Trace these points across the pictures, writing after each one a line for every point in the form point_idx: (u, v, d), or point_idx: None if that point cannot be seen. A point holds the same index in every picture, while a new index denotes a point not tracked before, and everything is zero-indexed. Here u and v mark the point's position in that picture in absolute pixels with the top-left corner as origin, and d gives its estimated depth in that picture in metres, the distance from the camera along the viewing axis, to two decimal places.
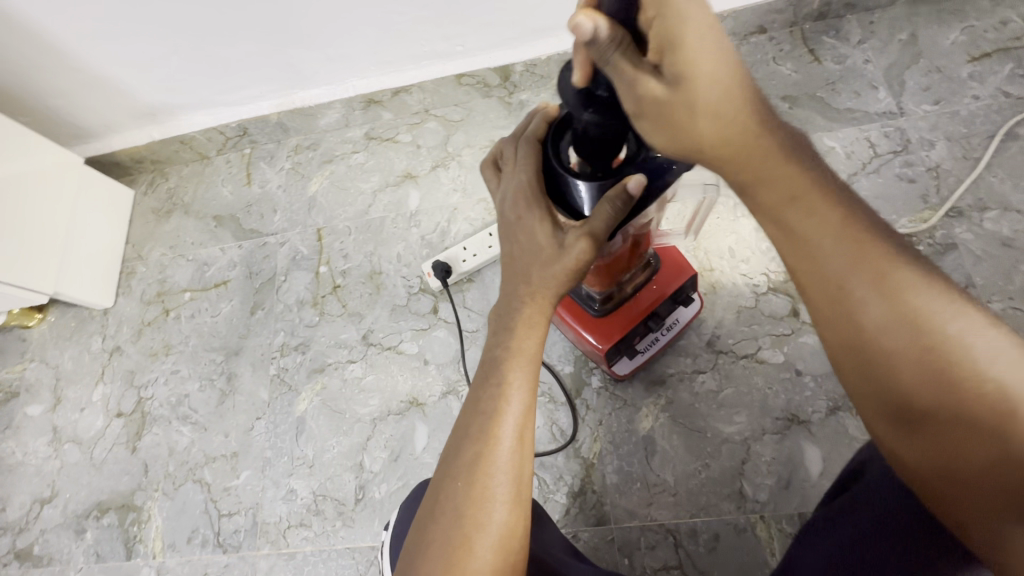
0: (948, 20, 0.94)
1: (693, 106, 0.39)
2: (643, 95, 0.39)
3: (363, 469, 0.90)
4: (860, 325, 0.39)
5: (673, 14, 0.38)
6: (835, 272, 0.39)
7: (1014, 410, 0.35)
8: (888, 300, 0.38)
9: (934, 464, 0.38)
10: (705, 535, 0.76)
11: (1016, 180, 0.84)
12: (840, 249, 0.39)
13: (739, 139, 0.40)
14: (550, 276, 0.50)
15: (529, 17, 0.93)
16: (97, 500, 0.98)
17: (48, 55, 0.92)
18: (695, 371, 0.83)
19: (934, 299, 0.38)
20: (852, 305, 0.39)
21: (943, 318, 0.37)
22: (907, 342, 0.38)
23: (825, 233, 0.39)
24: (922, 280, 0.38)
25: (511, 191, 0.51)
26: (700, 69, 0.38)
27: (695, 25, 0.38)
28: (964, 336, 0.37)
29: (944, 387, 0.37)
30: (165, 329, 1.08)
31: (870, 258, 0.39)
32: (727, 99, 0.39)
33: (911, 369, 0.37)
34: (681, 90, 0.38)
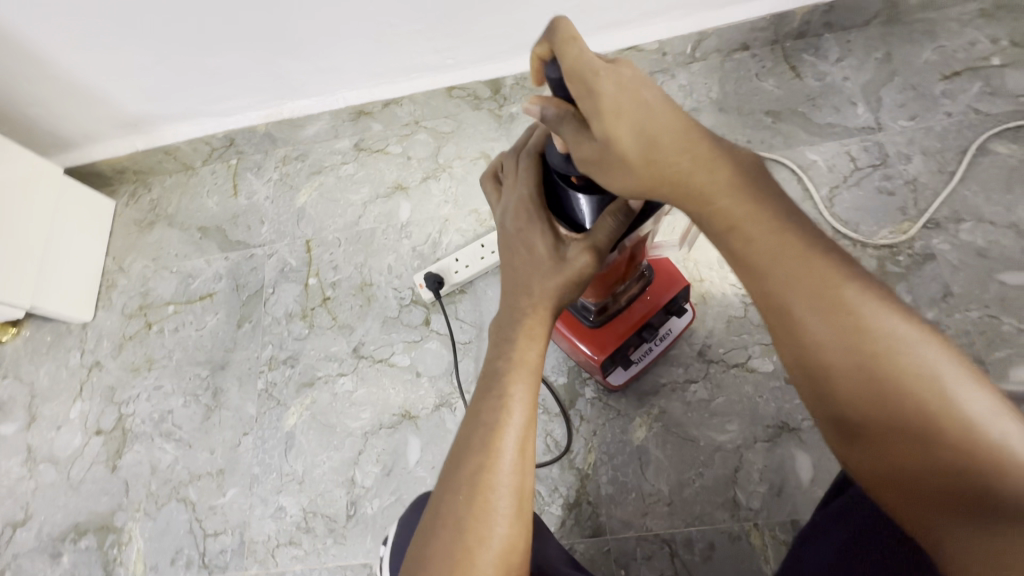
0: (921, 40, 0.98)
1: (622, 159, 0.39)
2: (584, 157, 0.41)
3: (354, 484, 0.88)
4: (804, 344, 0.38)
5: (587, 82, 0.39)
6: (777, 290, 0.38)
7: (947, 417, 0.35)
8: (829, 318, 0.37)
9: (880, 474, 0.37)
10: (700, 543, 0.76)
11: (989, 193, 0.88)
12: (781, 268, 0.38)
13: (673, 168, 0.39)
14: (551, 288, 0.50)
15: (520, 31, 0.94)
16: (75, 522, 0.94)
17: (27, 63, 0.90)
18: (686, 381, 0.84)
19: (876, 311, 0.37)
20: (795, 326, 0.38)
21: (882, 330, 0.36)
22: (849, 358, 0.37)
23: (765, 252, 0.38)
24: (863, 296, 0.37)
25: (512, 204, 0.51)
26: (623, 126, 0.39)
27: (607, 90, 0.39)
28: (904, 349, 0.36)
29: (887, 400, 0.36)
30: (147, 343, 1.05)
31: (812, 275, 0.38)
32: (648, 145, 0.39)
33: (856, 385, 0.37)
34: (608, 147, 0.39)
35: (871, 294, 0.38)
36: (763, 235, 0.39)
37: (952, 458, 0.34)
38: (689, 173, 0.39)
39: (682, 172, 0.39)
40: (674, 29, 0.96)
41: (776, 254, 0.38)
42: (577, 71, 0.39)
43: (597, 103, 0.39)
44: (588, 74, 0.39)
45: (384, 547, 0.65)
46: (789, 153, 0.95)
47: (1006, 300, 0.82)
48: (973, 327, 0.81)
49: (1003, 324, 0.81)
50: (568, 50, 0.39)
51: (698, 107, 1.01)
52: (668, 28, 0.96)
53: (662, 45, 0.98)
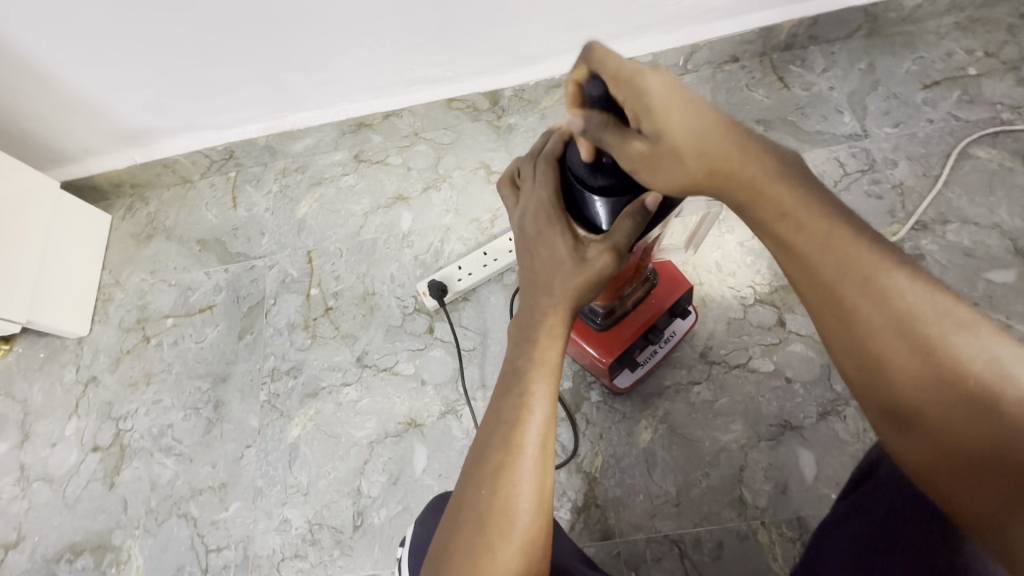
0: (901, 52, 1.02)
1: (677, 153, 0.41)
2: (631, 156, 0.42)
3: (360, 494, 0.88)
4: (856, 328, 0.40)
5: (636, 84, 0.40)
6: (828, 276, 0.41)
7: (1002, 399, 0.36)
8: (881, 301, 0.39)
9: (931, 459, 0.39)
10: (709, 543, 0.77)
11: (972, 196, 0.92)
12: (833, 257, 0.41)
13: (730, 162, 0.42)
14: (570, 286, 0.51)
15: (518, 44, 0.97)
16: (71, 542, 0.92)
17: (27, 77, 0.90)
18: (690, 382, 0.85)
19: (923, 296, 0.40)
20: (848, 311, 0.40)
21: (931, 313, 0.39)
22: (901, 340, 0.39)
23: (818, 242, 0.41)
24: (912, 283, 0.40)
25: (532, 207, 0.53)
26: (674, 123, 0.41)
27: (657, 88, 0.40)
28: (954, 334, 0.38)
29: (942, 381, 0.38)
30: (145, 357, 1.04)
31: (861, 263, 0.40)
32: (704, 139, 0.41)
33: (909, 367, 0.39)
34: (661, 143, 0.41)
35: (918, 282, 0.40)
36: (815, 225, 0.41)
37: (1008, 439, 0.36)
38: (744, 168, 0.42)
39: (737, 167, 0.42)
40: (666, 41, 1.00)
41: (828, 244, 0.41)
42: (625, 77, 0.40)
43: (647, 106, 0.40)
44: (632, 80, 0.40)
45: (400, 550, 0.65)
46: None
47: (994, 298, 0.85)
48: None
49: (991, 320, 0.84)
50: (608, 63, 0.40)
51: None
52: (662, 41, 1.00)
53: (655, 57, 1.01)
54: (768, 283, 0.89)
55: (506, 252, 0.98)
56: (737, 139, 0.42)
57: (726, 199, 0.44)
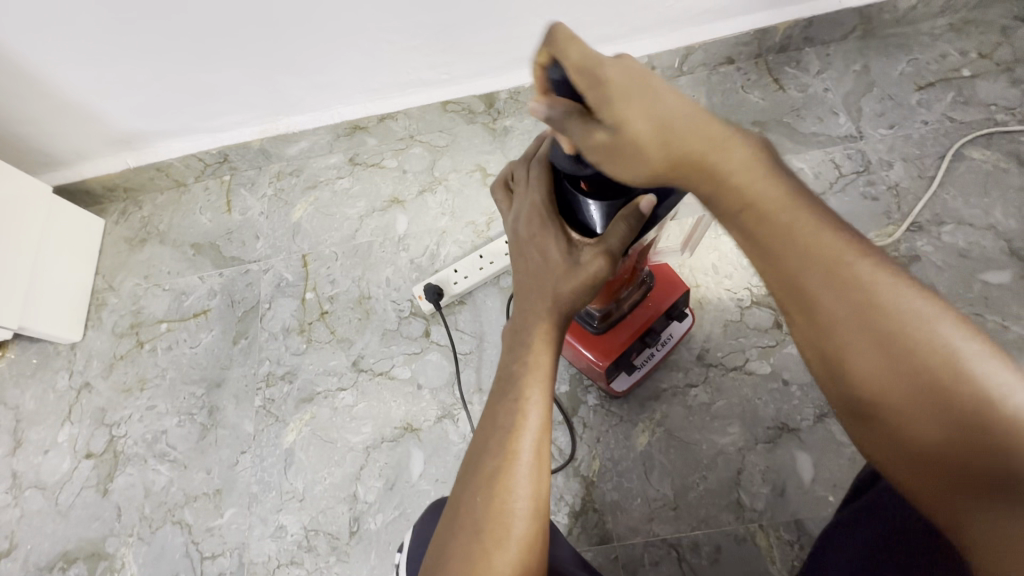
0: (896, 53, 1.03)
1: (640, 148, 0.39)
2: (595, 147, 0.40)
3: (357, 500, 0.87)
4: (820, 322, 0.39)
5: (595, 73, 0.38)
6: (792, 267, 0.39)
7: (967, 392, 0.35)
8: (845, 293, 0.38)
9: (899, 454, 0.38)
10: (707, 547, 0.77)
11: (967, 197, 0.92)
12: (796, 248, 0.38)
13: (692, 150, 0.39)
14: (564, 290, 0.51)
15: (514, 47, 0.97)
16: (64, 550, 0.91)
17: (19, 81, 0.89)
18: (687, 385, 0.85)
19: (889, 286, 0.37)
20: (811, 305, 0.39)
21: (896, 303, 0.37)
22: (865, 335, 0.37)
23: (780, 232, 0.39)
24: (876, 273, 0.38)
25: (525, 211, 0.52)
26: (636, 113, 0.38)
27: (617, 78, 0.38)
28: (920, 327, 0.36)
29: (906, 375, 0.36)
30: (139, 362, 1.03)
31: (823, 251, 0.38)
32: (667, 129, 0.39)
33: (874, 363, 0.37)
34: (620, 134, 0.39)
35: (883, 270, 0.38)
36: (777, 209, 0.39)
37: (975, 436, 0.35)
38: (708, 155, 0.39)
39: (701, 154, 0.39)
40: (662, 44, 1.00)
41: (791, 233, 0.39)
42: (586, 63, 0.38)
43: (608, 96, 0.38)
44: (593, 68, 0.38)
45: (397, 556, 0.64)
46: None
47: (990, 299, 0.85)
48: None
49: (987, 321, 0.84)
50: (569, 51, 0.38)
51: None
52: (657, 42, 1.00)
53: (650, 60, 1.01)
54: (764, 285, 0.89)
55: (502, 255, 0.97)
56: (700, 123, 0.39)
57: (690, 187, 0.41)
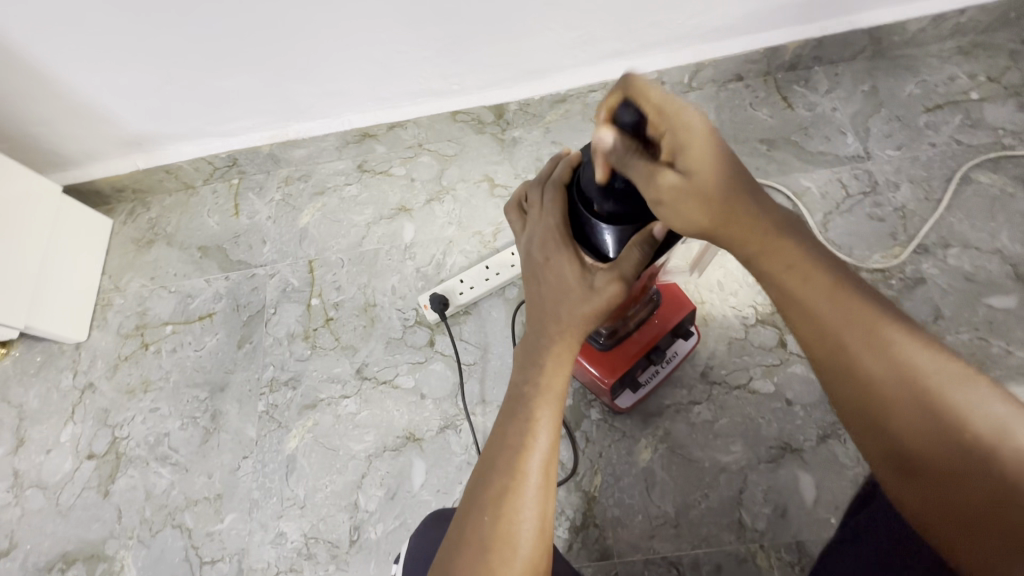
0: (904, 74, 1.03)
1: (701, 194, 0.43)
2: (660, 185, 0.42)
3: (358, 508, 0.87)
4: (857, 377, 0.42)
5: (677, 119, 0.42)
6: (831, 325, 0.43)
7: (1005, 456, 0.37)
8: (884, 354, 0.41)
9: (937, 509, 0.40)
10: (708, 566, 0.77)
11: (973, 220, 0.92)
12: (833, 308, 0.43)
13: (742, 212, 0.44)
14: (577, 313, 0.51)
15: (524, 59, 0.97)
16: (63, 551, 0.91)
17: (32, 81, 0.90)
18: (690, 403, 0.85)
19: (922, 349, 0.41)
20: (848, 360, 0.42)
21: (935, 367, 0.40)
22: (900, 389, 0.40)
23: (821, 292, 0.44)
24: (911, 336, 0.42)
25: (539, 234, 0.53)
26: (703, 159, 0.42)
27: (698, 130, 0.42)
28: (956, 388, 0.40)
29: (945, 437, 0.39)
30: (143, 364, 1.03)
31: (862, 314, 0.42)
32: (727, 185, 0.44)
33: (909, 418, 0.40)
34: (690, 179, 0.42)
35: (918, 336, 0.42)
36: (820, 279, 0.44)
37: (1011, 493, 0.37)
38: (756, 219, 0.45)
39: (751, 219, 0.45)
40: (672, 60, 1.01)
41: (829, 296, 0.43)
42: (668, 109, 0.42)
43: (679, 137, 0.42)
44: (671, 111, 0.42)
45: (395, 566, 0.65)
46: (783, 179, 0.99)
47: (994, 324, 0.85)
48: (964, 348, 0.84)
49: (992, 345, 0.84)
50: (647, 94, 0.42)
51: None
52: (666, 59, 1.01)
53: (659, 75, 1.02)
54: (769, 303, 0.89)
55: (508, 266, 0.97)
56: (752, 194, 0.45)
57: (736, 246, 0.46)
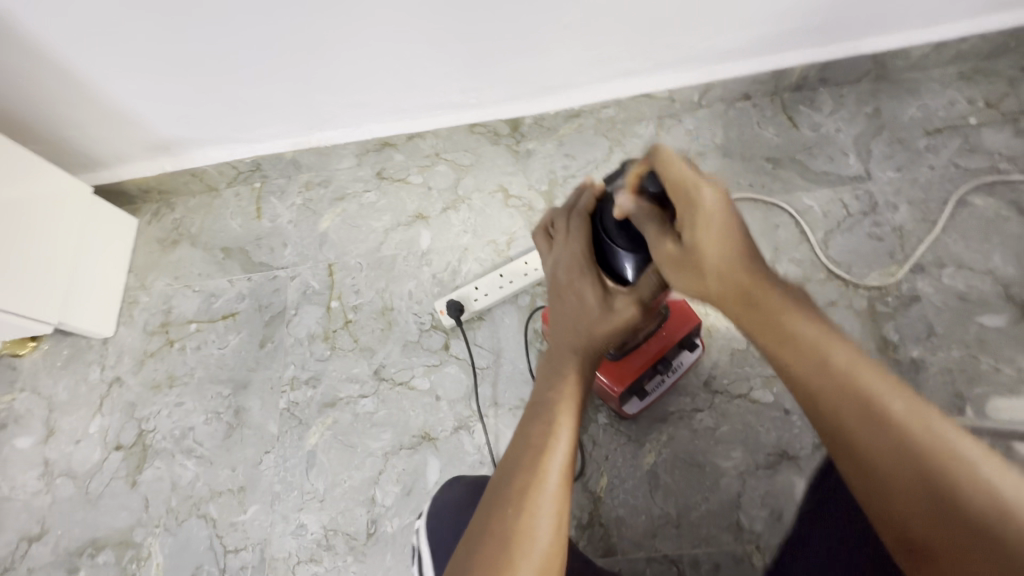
0: (906, 98, 1.07)
1: (701, 267, 0.50)
2: (664, 254, 0.52)
3: (375, 503, 0.92)
4: (851, 447, 0.43)
5: (691, 196, 0.50)
6: (825, 395, 0.44)
7: (1008, 530, 0.37)
8: (876, 423, 0.42)
9: None
10: (707, 565, 0.81)
11: (968, 242, 0.96)
12: (823, 377, 0.45)
13: (734, 284, 0.49)
14: (598, 332, 0.56)
15: (541, 77, 1.01)
16: (93, 537, 0.96)
17: (70, 86, 0.95)
18: (693, 410, 0.89)
19: (921, 419, 0.42)
20: (842, 429, 0.44)
21: (926, 435, 0.41)
22: (895, 461, 0.41)
23: (810, 359, 0.46)
24: (905, 406, 0.43)
25: (565, 259, 0.59)
26: (710, 232, 0.49)
27: (710, 207, 0.49)
28: (957, 461, 0.40)
29: (945, 511, 0.39)
30: (169, 360, 1.07)
31: (855, 383, 0.44)
32: (730, 257, 0.49)
33: (906, 490, 0.41)
34: (694, 251, 0.50)
35: (915, 405, 0.43)
36: (809, 344, 0.46)
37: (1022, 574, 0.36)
38: (749, 289, 0.49)
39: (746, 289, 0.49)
40: (682, 79, 1.05)
41: (820, 366, 0.45)
42: (684, 186, 0.50)
43: (691, 208, 0.50)
44: (689, 188, 0.50)
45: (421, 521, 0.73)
46: (787, 198, 1.03)
47: (985, 341, 0.89)
48: (955, 365, 0.88)
49: (981, 362, 0.88)
50: (670, 170, 0.51)
51: (703, 150, 1.09)
52: (678, 78, 1.05)
53: (670, 94, 1.07)
54: None
55: (521, 275, 1.01)
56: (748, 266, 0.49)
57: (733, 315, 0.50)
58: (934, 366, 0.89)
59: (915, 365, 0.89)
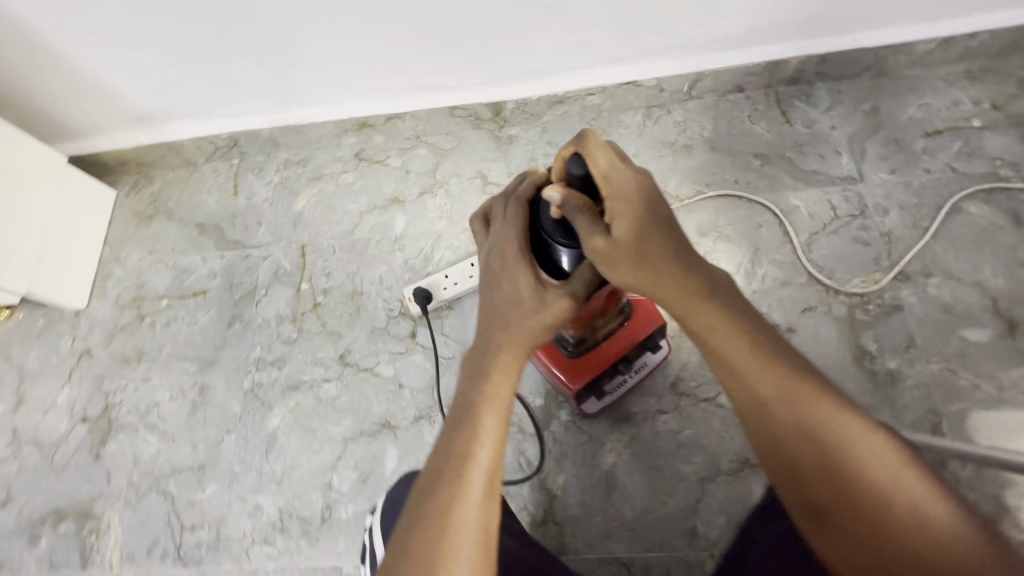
0: (908, 96, 1.02)
1: (634, 259, 0.51)
2: (594, 248, 0.51)
3: (331, 488, 0.91)
4: (770, 431, 0.49)
5: (614, 186, 0.51)
6: (748, 385, 0.50)
7: (894, 501, 0.44)
8: (790, 410, 0.48)
9: (847, 554, 0.45)
10: (658, 569, 0.80)
11: (958, 251, 0.91)
12: (749, 368, 0.50)
13: (666, 276, 0.52)
14: (527, 324, 0.54)
15: (523, 60, 0.98)
16: (55, 506, 0.97)
17: (40, 55, 0.93)
18: (658, 411, 0.87)
19: (828, 407, 0.48)
20: (763, 416, 0.49)
21: (833, 421, 0.47)
22: (806, 444, 0.47)
23: (738, 350, 0.51)
24: (818, 394, 0.48)
25: (500, 244, 0.57)
26: (632, 227, 0.51)
27: (630, 201, 0.51)
28: (857, 443, 0.46)
29: (844, 486, 0.45)
30: (139, 335, 1.07)
31: (775, 375, 0.50)
32: (658, 250, 0.52)
33: (813, 468, 0.47)
34: (621, 244, 0.50)
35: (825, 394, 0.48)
36: (737, 337, 0.51)
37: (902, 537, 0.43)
38: (681, 281, 0.52)
39: (680, 281, 0.52)
40: (671, 69, 1.00)
41: (746, 358, 0.51)
42: (608, 175, 0.51)
43: (617, 204, 0.51)
44: (612, 180, 0.51)
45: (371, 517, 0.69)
46: (773, 197, 0.99)
47: (966, 356, 0.86)
48: (932, 379, 0.85)
49: (960, 378, 0.85)
50: (594, 157, 0.50)
51: (690, 143, 1.05)
52: (666, 67, 1.00)
53: (659, 83, 1.02)
54: None
55: None
56: (679, 259, 0.52)
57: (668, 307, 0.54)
58: (909, 379, 0.85)
59: (891, 377, 0.86)
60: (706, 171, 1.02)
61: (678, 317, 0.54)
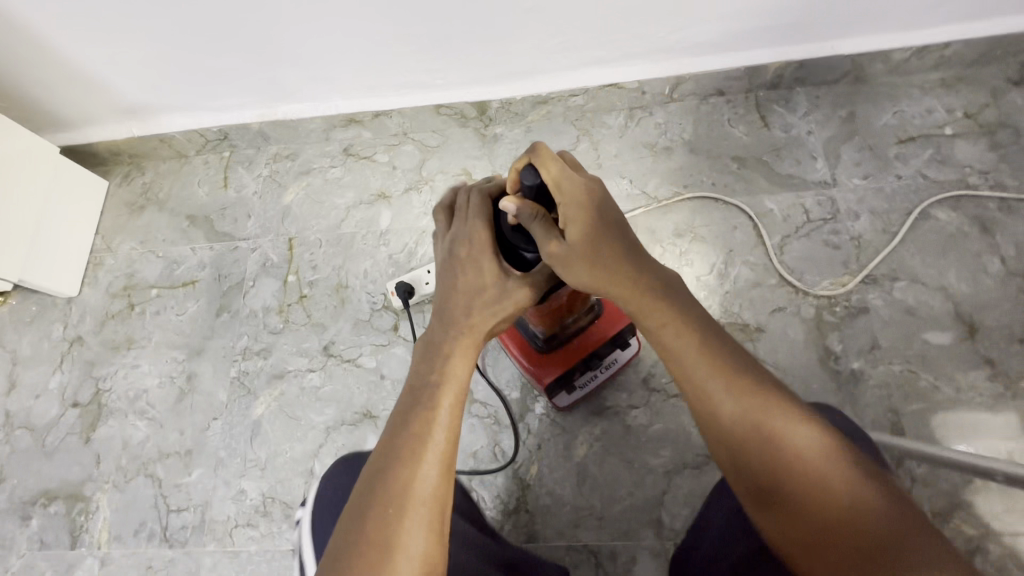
0: (884, 103, 1.04)
1: (588, 259, 0.56)
2: (551, 253, 0.56)
3: (313, 474, 0.94)
4: (716, 417, 0.50)
5: (566, 193, 0.56)
6: (695, 373, 0.52)
7: (831, 479, 0.45)
8: (733, 396, 0.50)
9: (792, 535, 0.45)
10: (624, 557, 0.83)
11: (925, 256, 0.94)
12: (695, 357, 0.52)
13: (618, 274, 0.56)
14: (489, 309, 0.61)
15: (506, 61, 1.00)
16: (46, 488, 1.00)
17: (33, 48, 0.94)
18: (629, 406, 0.90)
19: (768, 393, 0.50)
20: (709, 403, 0.51)
21: (773, 406, 0.49)
22: (749, 428, 0.49)
23: (685, 341, 0.53)
24: (757, 382, 0.51)
25: (463, 236, 0.62)
26: (585, 228, 0.56)
27: (581, 205, 0.56)
28: (795, 427, 0.48)
29: (785, 466, 0.46)
30: (129, 323, 1.10)
31: (719, 365, 0.52)
32: (610, 249, 0.57)
33: (757, 450, 0.48)
34: (575, 246, 0.55)
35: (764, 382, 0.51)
36: (684, 328, 0.54)
37: (839, 513, 0.44)
38: (631, 278, 0.56)
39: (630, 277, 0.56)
40: (652, 72, 1.03)
41: (693, 347, 0.53)
42: (560, 183, 0.56)
43: (569, 209, 0.56)
44: (563, 188, 0.56)
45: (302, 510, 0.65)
46: (749, 200, 1.02)
47: (927, 357, 0.89)
48: (893, 380, 0.88)
49: (920, 379, 0.88)
50: (546, 166, 0.55)
51: (670, 145, 1.07)
52: (648, 70, 1.02)
53: (640, 85, 1.04)
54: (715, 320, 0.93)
55: None
56: (630, 259, 0.57)
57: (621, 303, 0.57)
58: (872, 379, 0.88)
59: (855, 377, 0.89)
60: (685, 173, 1.05)
61: (631, 312, 0.57)
